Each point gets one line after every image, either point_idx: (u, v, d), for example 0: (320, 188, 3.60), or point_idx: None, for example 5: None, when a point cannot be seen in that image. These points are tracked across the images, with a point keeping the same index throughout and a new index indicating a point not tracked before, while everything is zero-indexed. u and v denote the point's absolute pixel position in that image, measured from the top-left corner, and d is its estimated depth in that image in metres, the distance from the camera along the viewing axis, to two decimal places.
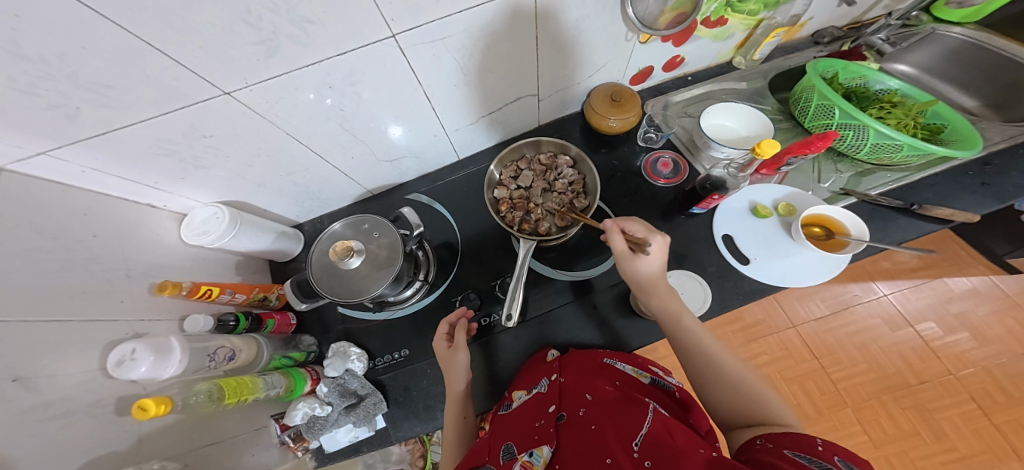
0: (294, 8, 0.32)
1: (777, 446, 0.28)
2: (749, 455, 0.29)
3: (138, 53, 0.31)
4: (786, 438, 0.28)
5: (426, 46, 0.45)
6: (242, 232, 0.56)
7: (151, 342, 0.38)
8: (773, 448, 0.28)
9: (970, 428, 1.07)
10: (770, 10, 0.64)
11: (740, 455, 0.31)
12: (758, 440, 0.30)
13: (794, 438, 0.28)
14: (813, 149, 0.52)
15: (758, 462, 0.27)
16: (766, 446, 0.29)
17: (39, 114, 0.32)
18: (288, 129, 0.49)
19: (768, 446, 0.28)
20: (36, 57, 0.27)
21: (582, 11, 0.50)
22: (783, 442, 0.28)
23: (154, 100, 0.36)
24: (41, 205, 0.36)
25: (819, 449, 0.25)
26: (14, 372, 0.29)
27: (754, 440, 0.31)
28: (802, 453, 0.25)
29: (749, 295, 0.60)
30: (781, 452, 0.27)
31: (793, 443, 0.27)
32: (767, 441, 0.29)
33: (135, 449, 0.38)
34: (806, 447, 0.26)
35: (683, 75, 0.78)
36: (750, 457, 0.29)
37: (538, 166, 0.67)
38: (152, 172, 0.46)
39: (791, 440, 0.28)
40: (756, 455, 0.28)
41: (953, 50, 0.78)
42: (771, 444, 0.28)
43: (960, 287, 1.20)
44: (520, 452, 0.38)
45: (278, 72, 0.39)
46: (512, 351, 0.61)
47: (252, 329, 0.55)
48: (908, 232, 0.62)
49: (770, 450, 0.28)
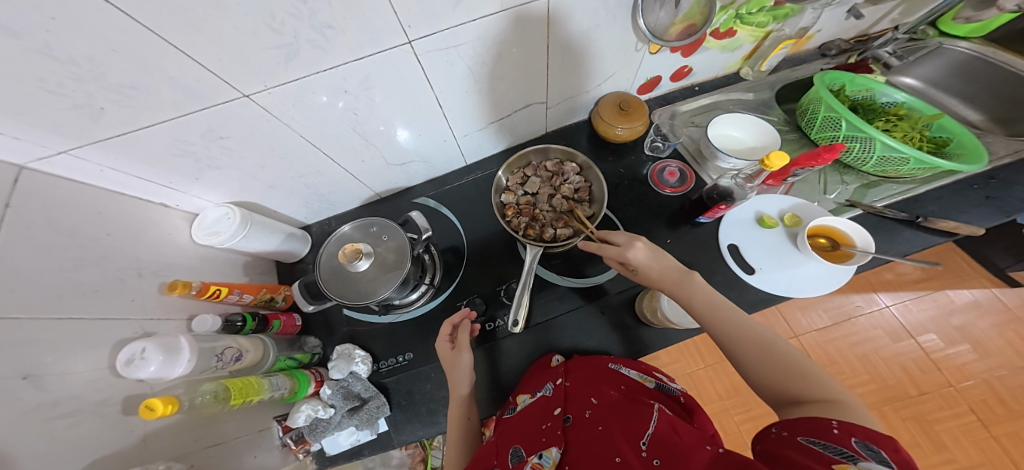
0: (315, 14, 0.33)
1: (791, 434, 0.28)
2: (764, 445, 0.29)
3: (164, 56, 0.31)
4: (798, 424, 0.29)
5: (439, 53, 0.46)
6: (252, 232, 0.56)
7: (161, 341, 0.38)
8: (787, 437, 0.28)
9: (971, 441, 1.06)
10: (778, 22, 0.65)
11: (754, 445, 0.31)
12: (772, 429, 0.30)
13: (808, 423, 0.28)
14: (819, 162, 0.52)
15: (774, 453, 0.27)
16: (780, 435, 0.29)
17: (65, 113, 0.32)
18: (301, 130, 0.49)
19: (783, 434, 0.28)
20: (67, 59, 0.28)
21: (593, 20, 0.51)
22: (796, 429, 0.28)
23: (175, 102, 0.36)
24: (57, 203, 0.37)
25: (835, 432, 0.26)
26: (23, 370, 0.29)
27: (768, 430, 0.31)
28: (817, 439, 0.26)
29: (754, 305, 0.60)
30: (795, 440, 0.27)
31: (806, 429, 0.28)
32: (781, 428, 0.29)
33: (139, 447, 0.37)
34: (820, 432, 0.26)
35: (690, 85, 0.79)
36: (765, 448, 0.28)
37: (544, 173, 0.67)
38: (168, 172, 0.46)
39: (804, 426, 0.28)
40: (771, 445, 0.28)
41: (958, 63, 0.79)
42: (785, 432, 0.28)
43: (962, 300, 1.20)
44: (529, 454, 0.39)
45: (295, 76, 0.40)
46: (516, 357, 0.61)
47: (258, 330, 0.56)
48: (913, 245, 0.62)
49: (784, 439, 0.28)
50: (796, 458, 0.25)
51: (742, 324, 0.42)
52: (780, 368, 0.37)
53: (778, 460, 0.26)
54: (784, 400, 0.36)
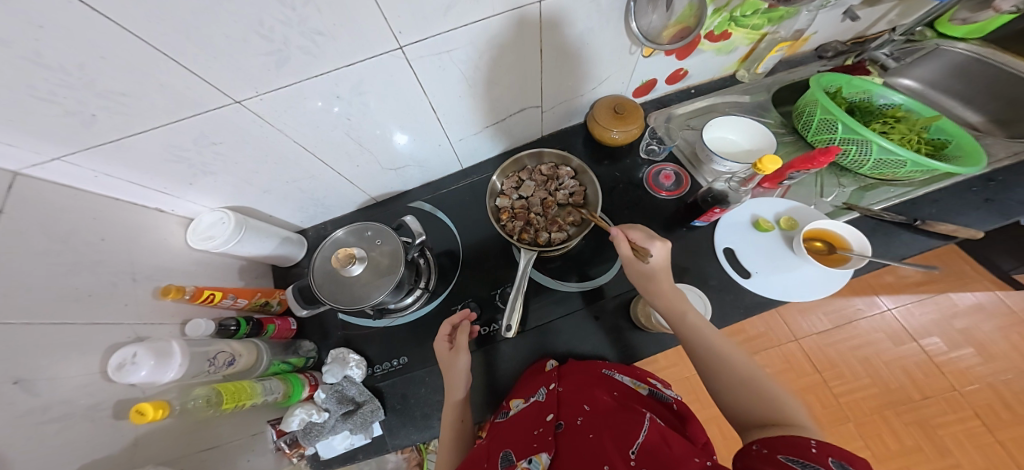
0: (305, 20, 0.33)
1: (771, 451, 0.28)
2: (745, 462, 0.28)
3: (154, 63, 0.31)
4: (780, 443, 0.28)
5: (433, 58, 0.46)
6: (247, 236, 0.56)
7: (153, 346, 0.38)
8: (768, 454, 0.27)
9: (975, 445, 1.05)
10: (773, 24, 0.64)
11: (735, 461, 0.30)
12: (753, 446, 0.30)
13: (788, 442, 0.28)
14: (815, 165, 0.52)
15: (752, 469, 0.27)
16: (761, 452, 0.28)
17: (57, 120, 0.33)
18: (295, 136, 0.50)
19: (764, 451, 0.28)
20: (58, 67, 0.28)
21: (586, 24, 0.51)
22: (777, 446, 0.28)
23: (167, 109, 0.37)
24: (51, 209, 0.37)
25: (814, 451, 0.26)
26: (14, 375, 0.29)
27: (749, 447, 0.30)
28: (796, 456, 0.26)
29: (750, 309, 0.60)
30: (776, 457, 0.27)
31: (786, 447, 0.27)
32: (761, 446, 0.29)
33: (130, 452, 0.37)
34: (800, 451, 0.26)
35: (686, 87, 0.79)
36: (747, 463, 0.28)
37: (539, 176, 0.68)
38: (162, 178, 0.46)
39: (785, 444, 0.28)
40: (752, 461, 0.28)
41: (958, 65, 0.78)
42: (766, 449, 0.28)
43: (965, 303, 1.19)
44: (519, 460, 0.38)
45: (287, 82, 0.40)
46: (511, 362, 0.60)
47: (253, 334, 0.56)
48: (911, 248, 0.61)
49: (764, 456, 0.27)
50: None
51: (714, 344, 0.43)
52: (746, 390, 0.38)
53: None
54: (751, 427, 0.35)
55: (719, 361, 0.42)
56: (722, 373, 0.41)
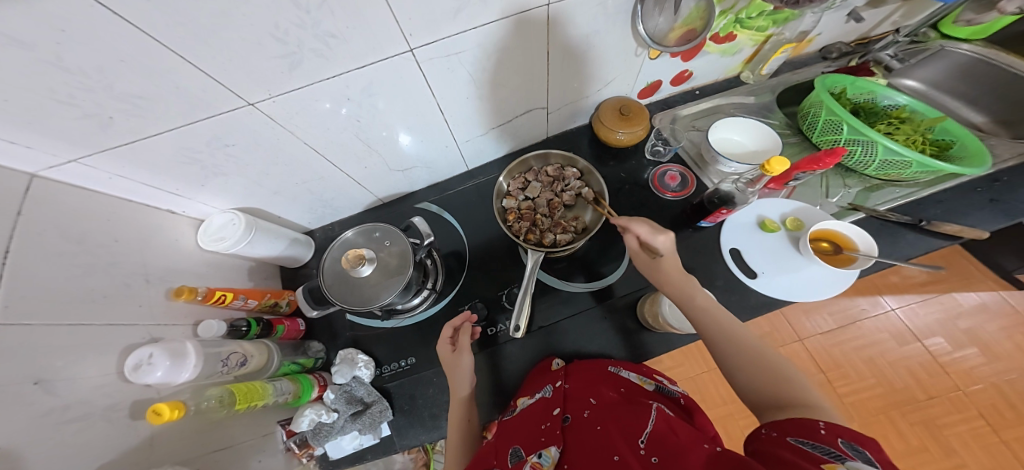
0: (319, 23, 0.33)
1: (781, 434, 0.28)
2: (754, 446, 0.29)
3: (170, 66, 0.32)
4: (788, 425, 0.29)
5: (442, 60, 0.46)
6: (257, 238, 0.57)
7: (167, 347, 0.39)
8: (778, 437, 0.28)
9: (980, 446, 1.05)
10: (778, 26, 0.65)
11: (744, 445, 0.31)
12: (761, 430, 0.30)
13: (796, 423, 0.28)
14: (821, 166, 0.52)
15: (763, 453, 0.27)
16: (770, 435, 0.28)
17: (75, 123, 0.33)
18: (306, 138, 0.50)
19: (773, 434, 0.28)
20: (77, 70, 0.29)
21: (593, 25, 0.51)
22: (786, 429, 0.28)
23: (182, 112, 0.37)
24: (67, 211, 0.37)
25: (822, 432, 0.26)
26: (35, 375, 0.30)
27: (758, 431, 0.31)
28: (805, 439, 0.26)
29: (757, 309, 0.60)
30: (785, 440, 0.27)
31: (795, 429, 0.28)
32: (770, 430, 0.29)
33: (146, 449, 0.38)
34: (809, 432, 0.26)
35: (691, 89, 0.79)
36: (756, 448, 0.28)
37: (545, 178, 0.68)
38: (175, 180, 0.47)
39: (794, 426, 0.28)
40: (761, 446, 0.28)
41: (961, 65, 0.79)
42: (775, 433, 0.28)
43: (969, 303, 1.19)
44: (528, 455, 0.39)
45: (299, 85, 0.40)
46: (518, 361, 0.61)
47: (262, 335, 0.57)
48: (917, 248, 0.62)
49: (774, 439, 0.28)
50: (783, 454, 0.25)
51: (731, 330, 0.43)
52: (763, 377, 0.37)
53: (768, 459, 0.26)
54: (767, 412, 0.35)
55: (733, 347, 0.41)
56: (736, 358, 0.40)
